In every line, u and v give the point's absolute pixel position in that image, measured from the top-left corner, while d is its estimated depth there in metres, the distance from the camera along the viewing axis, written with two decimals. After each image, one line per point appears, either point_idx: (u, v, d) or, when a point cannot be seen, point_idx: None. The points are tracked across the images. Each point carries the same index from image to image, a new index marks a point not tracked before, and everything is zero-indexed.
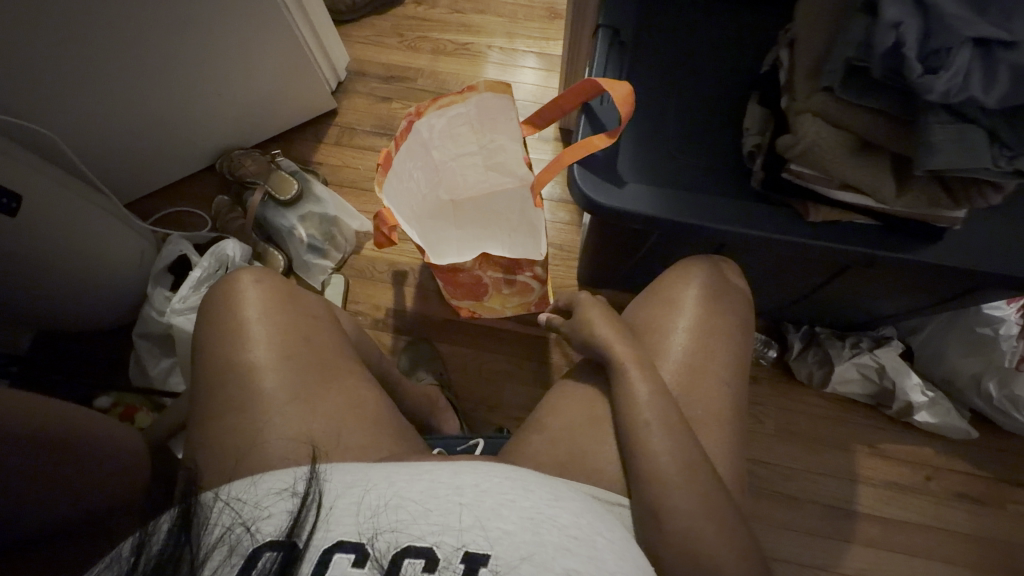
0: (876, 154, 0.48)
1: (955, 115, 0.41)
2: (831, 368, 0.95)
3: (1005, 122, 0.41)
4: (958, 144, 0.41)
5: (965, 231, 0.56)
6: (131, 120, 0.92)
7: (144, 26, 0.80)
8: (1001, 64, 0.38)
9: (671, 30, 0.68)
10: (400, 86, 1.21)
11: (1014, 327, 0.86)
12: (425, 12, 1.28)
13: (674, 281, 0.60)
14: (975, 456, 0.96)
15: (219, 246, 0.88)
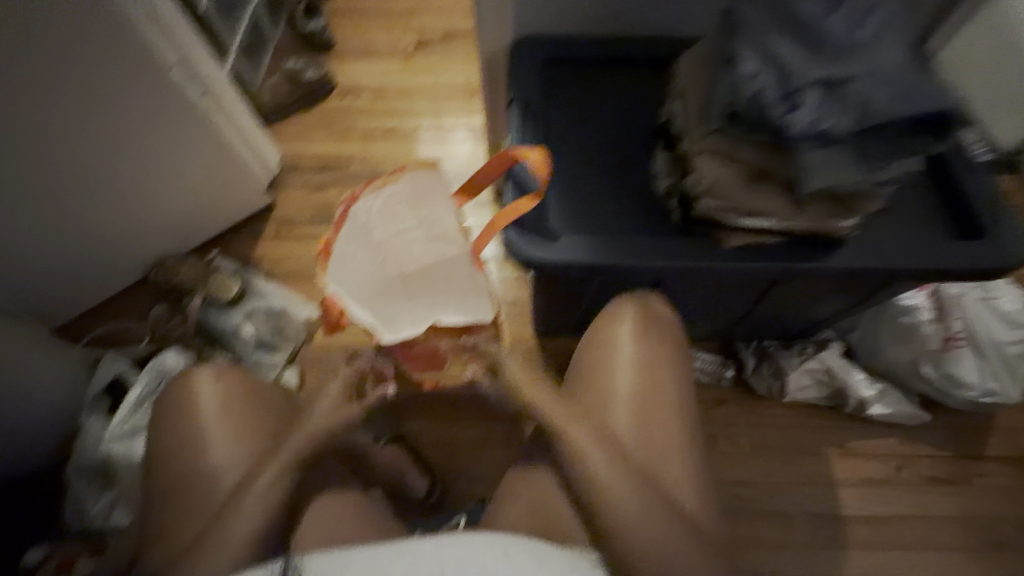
0: (771, 182, 0.54)
1: (822, 142, 0.47)
2: (784, 377, 1.00)
3: (862, 142, 0.47)
4: (830, 165, 0.47)
5: (862, 234, 0.62)
6: (57, 242, 0.90)
7: (62, 150, 0.81)
8: (847, 97, 0.44)
9: (576, 96, 0.74)
10: (334, 174, 1.24)
11: (926, 312, 0.94)
12: (351, 102, 1.34)
13: (605, 330, 0.65)
14: (935, 439, 1.00)
15: (159, 359, 0.86)
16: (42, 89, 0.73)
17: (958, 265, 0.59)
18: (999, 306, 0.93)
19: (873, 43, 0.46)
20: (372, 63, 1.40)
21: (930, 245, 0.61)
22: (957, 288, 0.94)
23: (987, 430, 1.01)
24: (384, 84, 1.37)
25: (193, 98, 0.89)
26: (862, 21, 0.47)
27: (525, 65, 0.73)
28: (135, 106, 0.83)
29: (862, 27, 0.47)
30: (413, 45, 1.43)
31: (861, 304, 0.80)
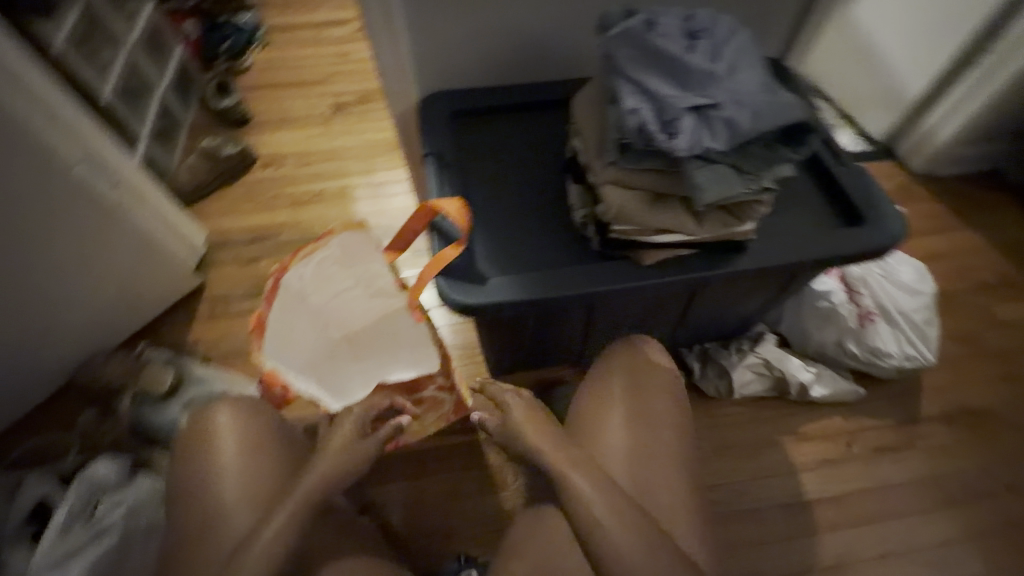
0: (670, 201, 0.58)
1: (705, 161, 0.52)
2: (729, 376, 1.04)
3: (740, 156, 0.52)
4: (716, 180, 0.51)
5: (763, 236, 0.67)
6: None
7: None
8: (717, 120, 0.49)
9: (486, 144, 0.78)
10: (265, 245, 1.22)
11: (839, 294, 1.02)
12: (274, 172, 1.34)
13: (600, 383, 0.71)
14: (876, 410, 1.07)
15: (89, 470, 0.81)
16: None
17: (851, 251, 0.66)
18: (896, 279, 1.04)
19: (732, 71, 0.52)
20: (292, 131, 1.42)
21: (821, 236, 0.67)
22: (859, 269, 1.05)
23: (918, 394, 1.09)
24: (306, 150, 1.38)
25: (104, 191, 0.88)
26: (720, 53, 0.53)
27: (436, 122, 0.77)
28: (39, 206, 0.81)
29: (720, 58, 0.53)
30: (332, 109, 1.47)
31: (776, 295, 0.87)
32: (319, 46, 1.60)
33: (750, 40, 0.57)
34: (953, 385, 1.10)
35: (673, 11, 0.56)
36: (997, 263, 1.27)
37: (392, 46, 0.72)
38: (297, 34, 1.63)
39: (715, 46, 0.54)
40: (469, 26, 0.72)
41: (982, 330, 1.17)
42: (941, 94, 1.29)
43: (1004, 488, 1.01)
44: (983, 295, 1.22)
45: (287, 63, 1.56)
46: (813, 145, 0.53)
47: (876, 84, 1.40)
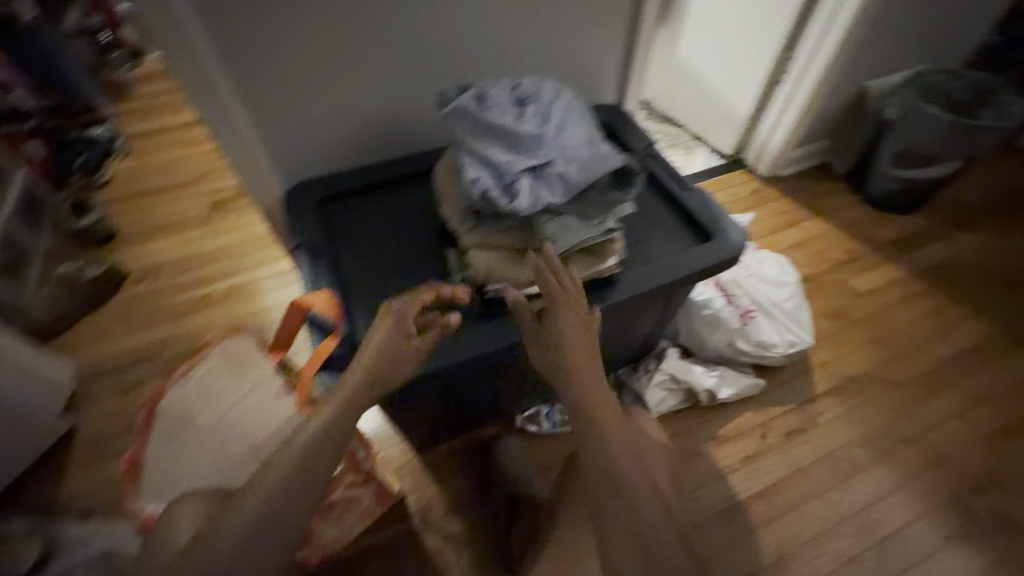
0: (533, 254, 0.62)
1: (551, 214, 0.57)
2: (643, 399, 1.09)
3: (580, 206, 0.58)
4: (564, 229, 0.58)
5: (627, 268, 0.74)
6: None
7: None
8: (552, 175, 0.54)
9: (357, 225, 0.79)
10: (147, 365, 1.12)
11: (716, 300, 1.11)
12: (149, 286, 1.26)
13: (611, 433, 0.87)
14: (778, 398, 1.15)
15: None
16: None
17: (702, 265, 0.74)
18: (763, 274, 1.16)
19: (561, 129, 0.57)
20: (166, 239, 1.35)
21: (677, 255, 0.75)
22: (730, 273, 1.15)
23: (809, 375, 1.19)
24: (184, 256, 1.32)
25: None
26: (549, 114, 0.59)
27: (303, 212, 0.77)
28: None
29: (549, 119, 0.58)
30: (209, 208, 1.42)
31: (660, 311, 0.94)
32: (186, 151, 1.57)
33: (574, 98, 0.63)
34: (835, 359, 1.22)
35: (501, 84, 0.61)
36: (846, 242, 1.44)
37: (241, 146, 0.74)
38: (161, 142, 1.59)
39: (543, 109, 0.59)
40: (313, 120, 0.76)
41: (848, 304, 1.31)
42: (764, 110, 1.49)
43: (900, 442, 1.10)
44: (841, 273, 1.37)
45: (152, 172, 1.51)
46: (640, 184, 0.60)
47: (711, 108, 1.59)
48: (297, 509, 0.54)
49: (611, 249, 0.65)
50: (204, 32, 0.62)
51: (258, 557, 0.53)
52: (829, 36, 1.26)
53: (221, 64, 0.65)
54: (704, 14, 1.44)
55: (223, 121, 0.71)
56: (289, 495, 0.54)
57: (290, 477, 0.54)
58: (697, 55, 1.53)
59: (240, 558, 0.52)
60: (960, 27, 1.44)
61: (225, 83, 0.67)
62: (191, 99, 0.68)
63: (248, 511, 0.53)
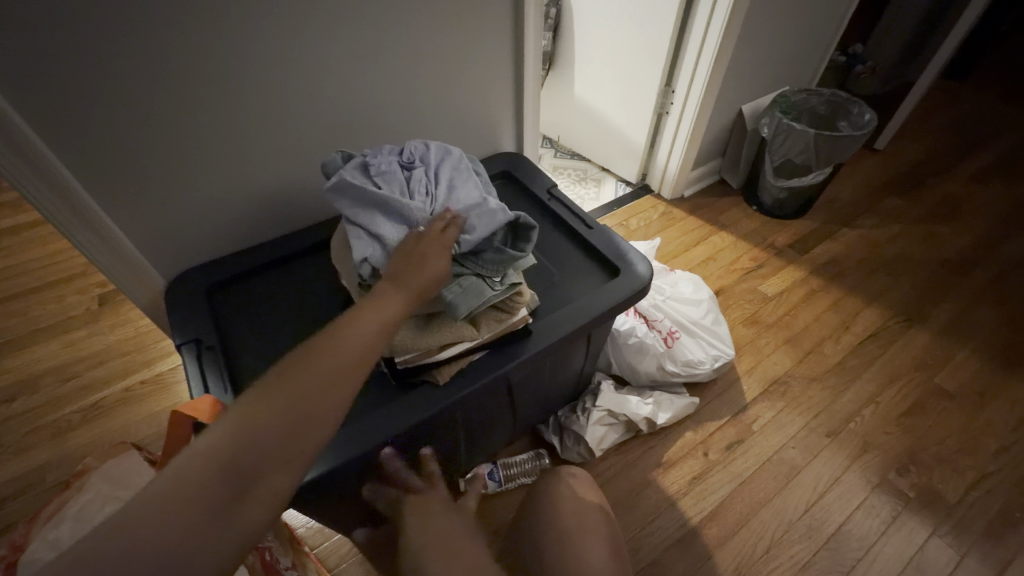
0: (440, 318, 0.62)
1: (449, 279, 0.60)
2: (584, 439, 1.06)
3: (477, 264, 0.62)
4: (463, 293, 0.59)
5: (542, 317, 0.73)
6: None
7: None
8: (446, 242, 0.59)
9: (253, 313, 0.74)
10: (23, 499, 0.96)
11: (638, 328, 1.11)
12: (25, 401, 1.10)
13: (555, 479, 0.85)
14: (713, 413, 1.18)
15: None
16: None
17: (612, 303, 0.75)
18: (678, 295, 1.20)
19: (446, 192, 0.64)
20: (42, 346, 1.20)
21: (588, 296, 0.75)
22: (647, 299, 1.17)
23: (737, 385, 1.23)
24: (68, 361, 1.17)
25: None
26: (438, 178, 0.65)
27: (192, 310, 0.72)
28: None
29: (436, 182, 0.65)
30: (97, 302, 1.29)
31: (585, 348, 0.94)
32: (64, 243, 1.43)
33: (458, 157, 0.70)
34: (758, 365, 1.27)
35: (388, 150, 0.68)
36: (749, 251, 1.53)
37: (100, 237, 0.71)
38: (31, 236, 1.44)
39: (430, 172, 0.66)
40: (181, 200, 0.75)
41: (761, 309, 1.38)
42: (654, 138, 1.58)
43: (828, 436, 1.15)
44: (750, 281, 1.45)
45: (21, 271, 1.35)
46: (535, 237, 0.65)
47: (610, 142, 1.67)
48: (275, 466, 0.39)
49: (521, 301, 0.66)
50: (32, 128, 0.59)
51: (209, 539, 0.35)
52: (690, 69, 1.36)
53: (61, 159, 0.63)
54: (588, 57, 1.53)
55: (71, 214, 0.67)
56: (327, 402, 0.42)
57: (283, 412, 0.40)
58: (589, 94, 1.61)
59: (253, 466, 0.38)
60: (808, 50, 1.61)
61: (69, 178, 0.64)
62: (31, 200, 0.65)
63: (208, 456, 0.36)
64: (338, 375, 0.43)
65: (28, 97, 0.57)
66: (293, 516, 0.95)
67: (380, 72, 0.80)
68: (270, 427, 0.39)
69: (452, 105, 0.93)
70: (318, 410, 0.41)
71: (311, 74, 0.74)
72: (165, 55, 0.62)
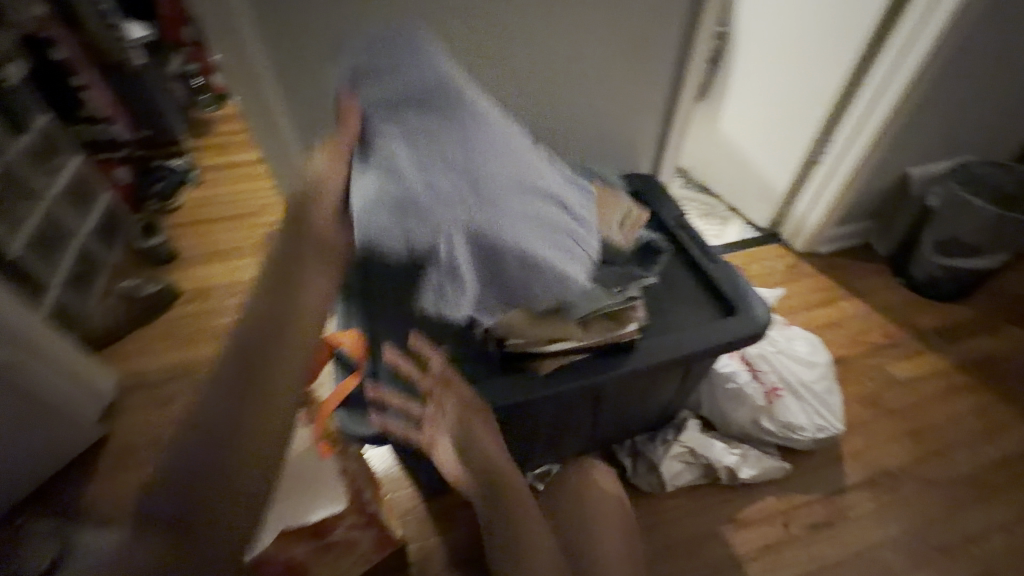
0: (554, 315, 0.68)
1: (578, 280, 0.68)
2: (658, 469, 1.06)
3: (601, 275, 0.71)
4: (586, 295, 0.68)
5: (647, 337, 0.75)
6: None
7: None
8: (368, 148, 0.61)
9: None
10: (182, 382, 1.20)
11: (741, 374, 1.07)
12: (196, 307, 1.35)
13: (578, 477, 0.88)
14: (804, 486, 1.10)
15: None
16: None
17: (720, 340, 0.74)
18: (792, 352, 1.13)
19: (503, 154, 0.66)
20: (219, 265, 1.44)
21: (699, 328, 0.76)
22: (756, 347, 1.12)
23: (839, 464, 1.13)
24: (232, 283, 1.40)
25: None
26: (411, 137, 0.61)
27: None
28: None
29: (448, 143, 0.62)
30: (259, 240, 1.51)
31: (680, 379, 0.93)
32: (248, 184, 1.69)
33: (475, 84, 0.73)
34: (868, 450, 1.16)
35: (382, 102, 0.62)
36: (886, 326, 1.40)
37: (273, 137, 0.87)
38: (228, 174, 1.72)
39: (372, 121, 0.61)
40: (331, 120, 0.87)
41: (884, 391, 1.26)
42: (800, 187, 1.49)
43: (936, 550, 1.03)
44: (878, 358, 1.32)
45: (214, 201, 1.62)
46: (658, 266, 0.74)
47: (745, 180, 1.61)
48: (243, 442, 0.40)
49: (633, 315, 0.70)
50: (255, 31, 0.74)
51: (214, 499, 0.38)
52: (864, 123, 1.27)
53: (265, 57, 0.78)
54: (748, 89, 1.48)
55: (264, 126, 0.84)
56: (269, 341, 0.45)
57: (237, 387, 0.42)
58: (740, 125, 1.55)
59: (228, 421, 0.41)
60: (1007, 123, 1.43)
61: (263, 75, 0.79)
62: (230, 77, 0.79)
63: (176, 474, 0.38)
64: (285, 330, 0.46)
65: (275, 29, 0.75)
66: (376, 454, 1.05)
67: None
68: (223, 391, 0.42)
69: None
70: (275, 359, 0.45)
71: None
72: (381, 13, 0.77)
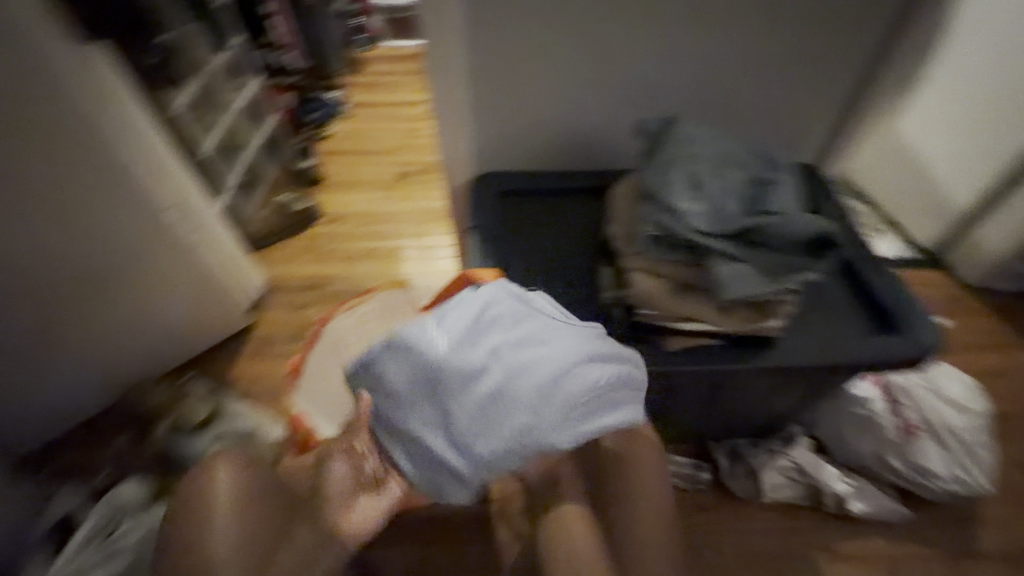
0: (695, 293, 0.65)
1: (733, 259, 0.61)
2: (759, 477, 0.99)
3: (763, 258, 0.62)
4: (738, 277, 0.60)
5: (789, 338, 0.70)
6: (64, 357, 0.96)
7: (74, 285, 0.89)
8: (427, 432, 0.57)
9: (523, 228, 0.86)
10: (315, 294, 1.33)
11: (879, 402, 0.97)
12: (335, 229, 1.47)
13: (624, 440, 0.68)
14: (923, 538, 0.98)
15: (111, 496, 0.85)
16: (67, 228, 0.83)
17: (874, 357, 0.67)
18: (943, 391, 0.97)
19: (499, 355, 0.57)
20: (358, 194, 1.56)
21: (849, 341, 0.69)
22: (901, 376, 1.00)
23: (972, 526, 1.00)
24: (368, 213, 1.51)
25: (184, 234, 0.98)
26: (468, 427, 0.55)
27: (486, 203, 0.86)
28: (133, 234, 0.91)
29: (438, 403, 0.57)
30: (394, 177, 1.61)
31: (806, 391, 0.86)
32: (392, 123, 1.78)
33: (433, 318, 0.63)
34: (1012, 520, 1.01)
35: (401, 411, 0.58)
36: None
37: None
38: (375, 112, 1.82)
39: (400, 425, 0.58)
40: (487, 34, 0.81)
41: None
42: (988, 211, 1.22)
43: None
44: None
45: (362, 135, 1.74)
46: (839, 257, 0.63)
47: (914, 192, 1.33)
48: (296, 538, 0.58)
49: (782, 309, 0.64)
50: None
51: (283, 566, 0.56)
52: None
53: None
54: (939, 90, 1.21)
55: None
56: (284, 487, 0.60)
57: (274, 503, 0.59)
58: (913, 133, 1.28)
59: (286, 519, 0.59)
60: None
61: None
62: None
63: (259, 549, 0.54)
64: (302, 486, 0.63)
65: None
66: None
67: (730, 49, 0.78)
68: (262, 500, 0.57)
69: (785, 103, 0.86)
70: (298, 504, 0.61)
71: (674, 31, 0.75)
72: None
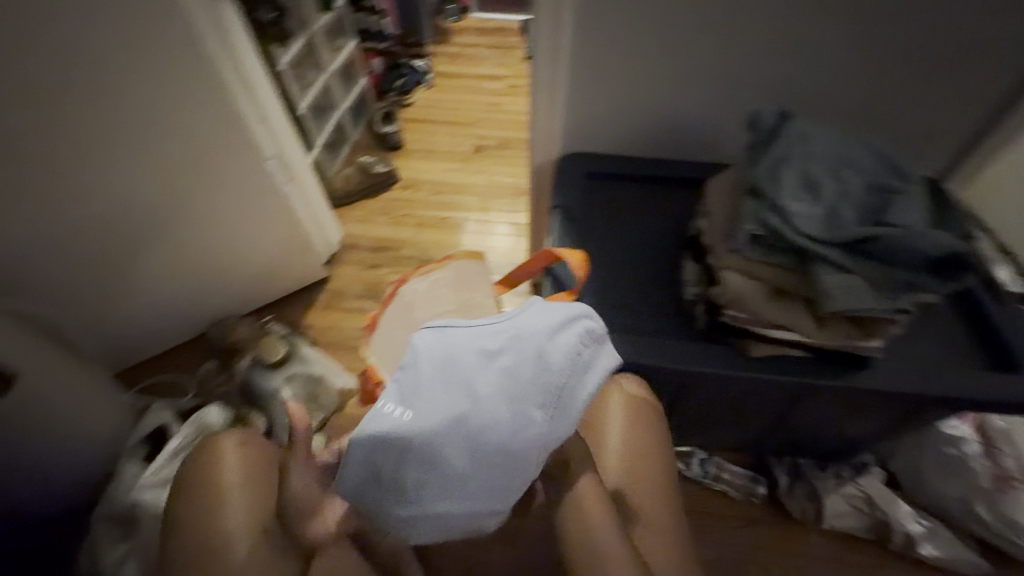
0: (789, 301, 0.61)
1: (840, 269, 0.57)
2: (821, 502, 0.94)
3: (875, 273, 0.57)
4: (845, 289, 0.56)
5: (886, 361, 0.65)
6: (170, 284, 1.05)
7: (185, 218, 0.97)
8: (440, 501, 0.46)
9: (605, 213, 0.84)
10: (385, 255, 1.37)
11: (975, 445, 0.89)
12: (410, 194, 1.50)
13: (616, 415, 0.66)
14: None
15: (202, 414, 0.92)
16: (185, 164, 0.90)
17: (983, 394, 0.62)
18: None
19: (491, 407, 0.47)
20: (436, 163, 1.58)
21: (956, 374, 0.63)
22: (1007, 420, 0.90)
23: None
24: (444, 182, 1.53)
25: (281, 183, 1.03)
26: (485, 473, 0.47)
27: (572, 183, 0.85)
28: (238, 176, 0.97)
29: (445, 478, 0.46)
30: (471, 149, 1.61)
31: (890, 420, 0.80)
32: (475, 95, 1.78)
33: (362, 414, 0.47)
34: None
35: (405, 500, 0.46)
36: None
37: None
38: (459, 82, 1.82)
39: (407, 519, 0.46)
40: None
41: None
42: None
43: None
44: None
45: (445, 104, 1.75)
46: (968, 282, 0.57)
47: None
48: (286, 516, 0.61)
49: (885, 330, 0.59)
50: None
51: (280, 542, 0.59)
52: None
53: None
54: None
55: None
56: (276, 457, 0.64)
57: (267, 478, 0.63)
58: None
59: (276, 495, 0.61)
60: None
61: None
62: None
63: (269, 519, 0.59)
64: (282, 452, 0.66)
65: None
66: None
67: (857, 41, 0.71)
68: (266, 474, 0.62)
69: (908, 107, 0.78)
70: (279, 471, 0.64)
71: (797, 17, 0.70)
72: None
